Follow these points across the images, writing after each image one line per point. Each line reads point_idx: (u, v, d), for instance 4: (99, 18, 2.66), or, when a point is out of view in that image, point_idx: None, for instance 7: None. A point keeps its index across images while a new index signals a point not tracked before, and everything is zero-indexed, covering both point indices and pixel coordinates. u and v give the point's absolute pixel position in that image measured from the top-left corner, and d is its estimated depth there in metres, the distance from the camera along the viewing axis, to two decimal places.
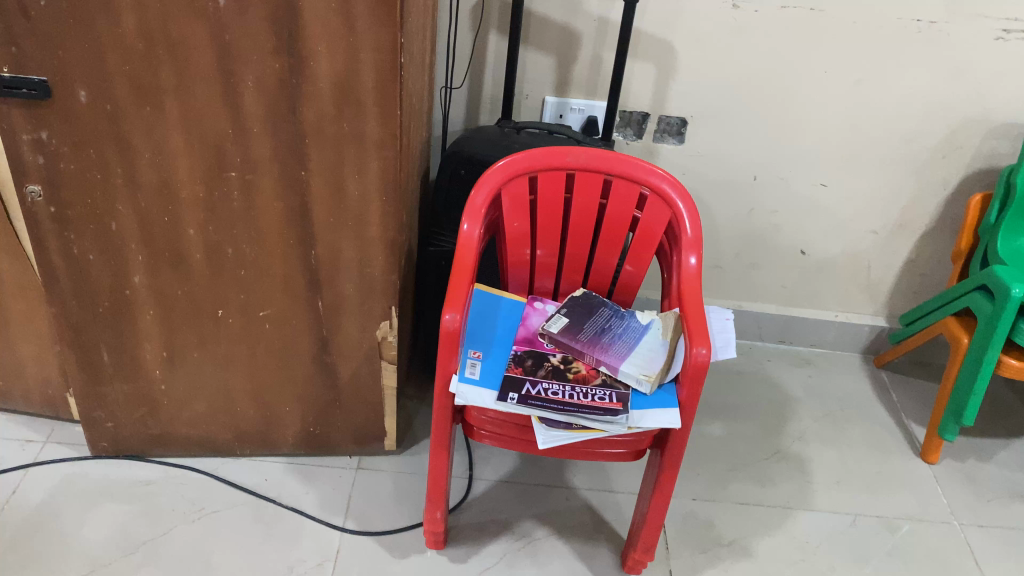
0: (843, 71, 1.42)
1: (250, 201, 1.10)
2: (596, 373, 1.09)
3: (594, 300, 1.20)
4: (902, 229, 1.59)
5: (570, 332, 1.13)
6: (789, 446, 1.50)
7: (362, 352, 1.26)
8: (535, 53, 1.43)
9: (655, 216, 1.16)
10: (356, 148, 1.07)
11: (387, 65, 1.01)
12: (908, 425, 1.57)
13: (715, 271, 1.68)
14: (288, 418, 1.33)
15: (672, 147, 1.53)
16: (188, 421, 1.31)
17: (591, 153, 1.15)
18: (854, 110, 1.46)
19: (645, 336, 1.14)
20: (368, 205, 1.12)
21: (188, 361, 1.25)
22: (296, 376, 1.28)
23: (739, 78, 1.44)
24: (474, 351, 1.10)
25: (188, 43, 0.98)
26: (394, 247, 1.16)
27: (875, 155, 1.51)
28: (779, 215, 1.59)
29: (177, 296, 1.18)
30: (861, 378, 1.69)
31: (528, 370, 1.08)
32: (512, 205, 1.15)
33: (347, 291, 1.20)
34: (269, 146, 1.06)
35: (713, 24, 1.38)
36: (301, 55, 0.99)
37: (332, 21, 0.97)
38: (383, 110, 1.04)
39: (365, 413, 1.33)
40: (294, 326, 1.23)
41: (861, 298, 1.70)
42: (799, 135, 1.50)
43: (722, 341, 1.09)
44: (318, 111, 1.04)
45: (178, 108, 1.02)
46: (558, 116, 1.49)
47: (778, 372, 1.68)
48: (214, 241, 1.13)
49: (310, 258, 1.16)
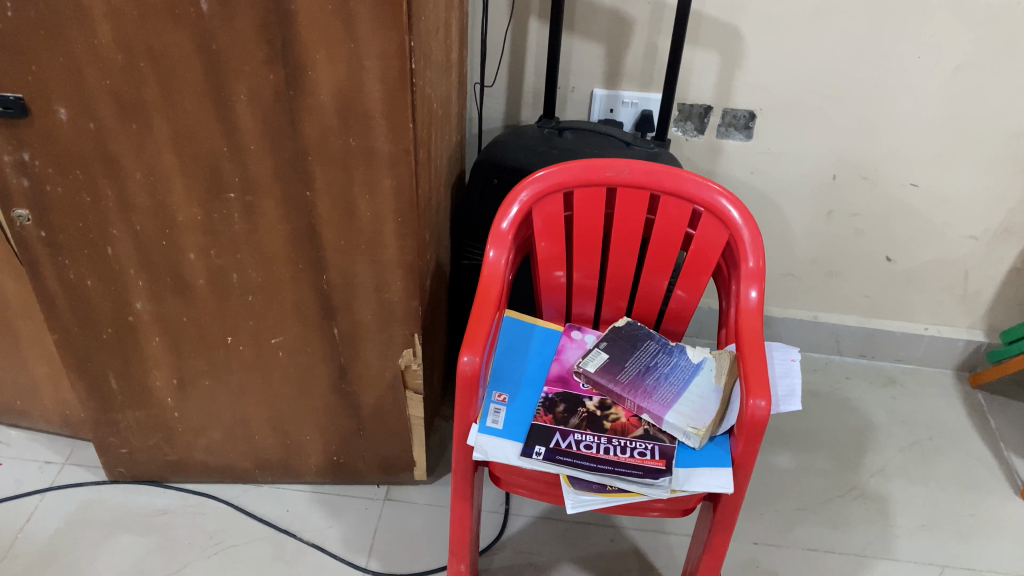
0: (941, 57, 1.22)
1: (253, 224, 1.00)
2: (637, 422, 0.95)
3: (639, 332, 1.06)
4: (1007, 235, 1.39)
5: (609, 372, 1.00)
6: (867, 481, 1.33)
7: (385, 381, 1.15)
8: (581, 42, 1.27)
9: (711, 237, 1.00)
10: (365, 166, 0.95)
11: (395, 73, 0.88)
12: (1008, 458, 1.38)
13: (787, 279, 1.51)
14: (309, 447, 1.23)
15: (738, 143, 1.35)
16: (205, 448, 1.23)
17: (635, 166, 1.00)
18: (955, 100, 1.26)
19: (695, 378, 0.99)
20: (382, 225, 1.00)
21: (200, 389, 1.16)
22: (316, 405, 1.18)
23: (817, 66, 1.25)
24: (500, 393, 0.97)
25: (172, 55, 0.87)
26: (414, 272, 1.04)
27: (978, 152, 1.31)
28: (861, 218, 1.41)
29: (183, 323, 1.09)
30: (954, 400, 1.50)
31: (559, 418, 0.95)
32: (546, 225, 1.02)
33: (365, 318, 1.09)
34: (269, 165, 0.95)
35: (788, 6, 1.20)
36: (298, 64, 0.87)
37: (330, 25, 0.84)
38: (393, 124, 0.92)
39: (391, 443, 1.23)
40: (309, 354, 1.12)
41: (957, 310, 1.50)
42: (888, 129, 1.30)
43: (785, 391, 0.93)
44: (321, 126, 0.92)
45: (167, 126, 0.92)
46: (608, 111, 1.33)
47: (858, 393, 1.50)
48: (218, 266, 1.03)
49: (323, 282, 1.05)
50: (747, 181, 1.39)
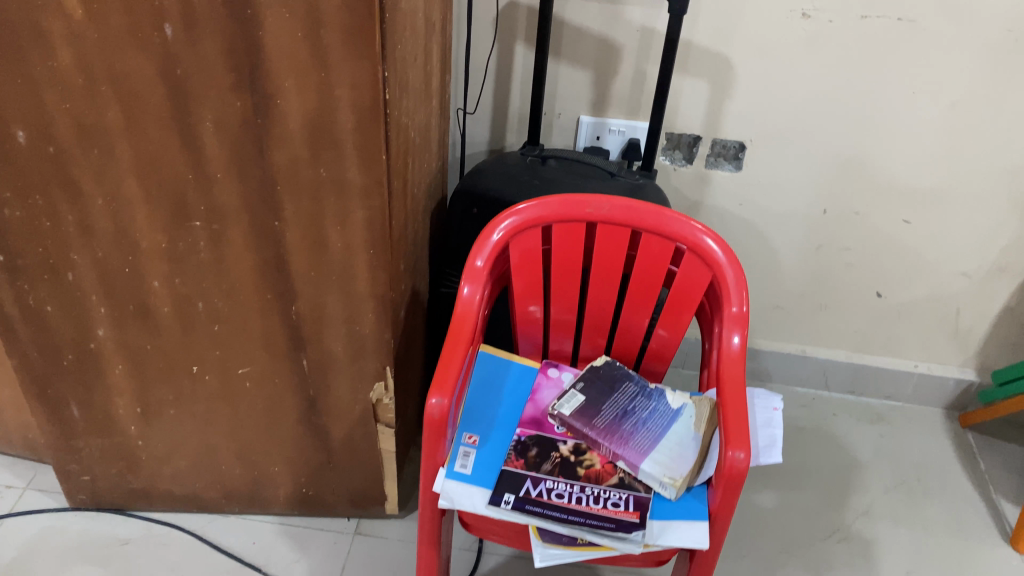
0: (936, 92, 1.19)
1: (219, 253, 0.96)
2: (612, 470, 0.91)
3: (618, 373, 1.02)
4: (1000, 273, 1.36)
5: (584, 415, 0.96)
6: (852, 523, 1.29)
7: (355, 414, 1.12)
8: (568, 68, 1.24)
9: (694, 276, 0.96)
10: (336, 196, 0.92)
11: (368, 103, 0.85)
12: (997, 502, 1.35)
13: (775, 312, 1.48)
14: (277, 479, 1.20)
15: (727, 174, 1.32)
16: (170, 477, 1.20)
17: (615, 203, 0.96)
18: (949, 137, 1.23)
19: (674, 424, 0.95)
20: (353, 257, 0.96)
21: (164, 417, 1.12)
22: (284, 436, 1.14)
23: (809, 97, 1.22)
24: (470, 435, 0.94)
25: (135, 80, 0.83)
26: (386, 305, 1.01)
27: (972, 189, 1.28)
28: (852, 253, 1.38)
29: (147, 351, 1.05)
30: (942, 440, 1.46)
31: (531, 463, 0.91)
32: (523, 260, 0.99)
33: (335, 351, 1.05)
34: (236, 194, 0.91)
35: (780, 37, 1.17)
36: (266, 91, 0.84)
37: (299, 52, 0.81)
38: (365, 155, 0.88)
39: (362, 476, 1.19)
40: (277, 386, 1.09)
41: (947, 348, 1.47)
42: (880, 164, 1.27)
43: (766, 441, 0.89)
44: (290, 156, 0.88)
45: (130, 151, 0.88)
46: (594, 138, 1.30)
47: (845, 430, 1.47)
48: (183, 294, 1.00)
49: (291, 313, 1.01)
50: (736, 213, 1.36)
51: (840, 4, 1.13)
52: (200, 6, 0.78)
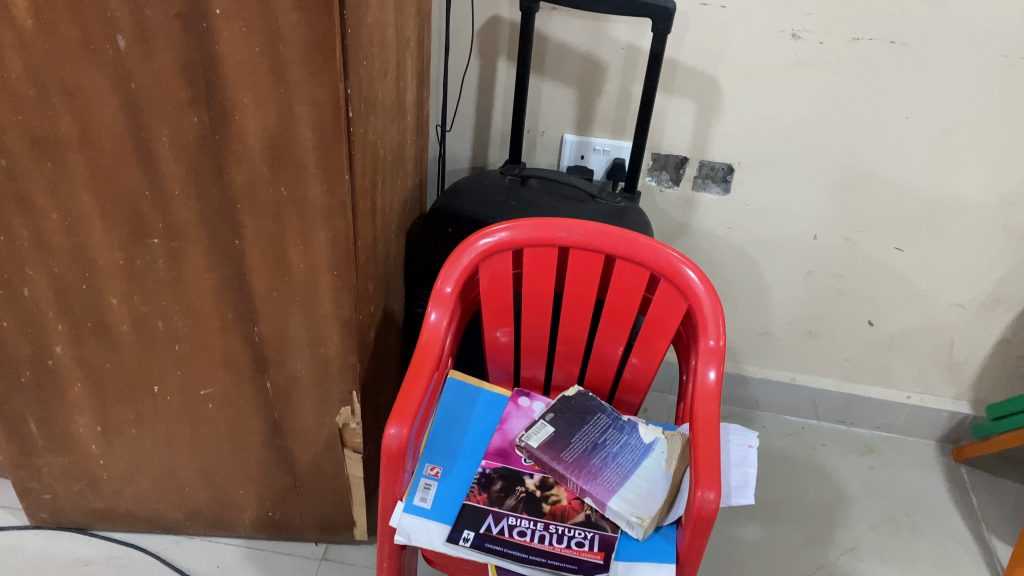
0: (930, 117, 1.16)
1: (178, 271, 0.93)
2: (579, 506, 0.88)
3: (590, 404, 0.98)
4: (996, 304, 1.31)
5: (553, 448, 0.92)
6: (837, 559, 1.25)
7: (321, 438, 1.08)
8: (551, 85, 1.21)
9: (670, 306, 0.93)
10: (298, 216, 0.88)
11: (330, 121, 0.81)
12: (989, 540, 1.31)
13: (764, 338, 1.44)
14: (243, 502, 1.16)
15: (715, 197, 1.28)
16: (132, 498, 1.16)
17: (589, 228, 0.92)
18: (943, 164, 1.19)
19: (645, 459, 0.92)
20: (316, 278, 0.93)
21: (125, 437, 1.09)
22: (249, 459, 1.11)
23: (798, 120, 1.19)
24: (432, 466, 0.90)
25: (88, 92, 0.80)
26: (351, 328, 0.97)
27: (967, 218, 1.24)
28: (843, 280, 1.34)
29: (106, 369, 1.02)
30: (934, 474, 1.42)
31: (494, 498, 0.87)
32: (493, 284, 0.95)
33: (299, 373, 1.02)
34: (194, 211, 0.88)
35: (769, 58, 1.14)
36: (224, 106, 0.81)
37: (257, 68, 0.78)
38: (327, 174, 0.85)
39: (329, 501, 1.16)
40: (241, 408, 1.05)
41: (941, 379, 1.43)
42: (872, 190, 1.24)
43: (738, 481, 0.85)
44: (250, 174, 0.85)
45: (85, 165, 0.85)
46: (578, 157, 1.26)
47: (833, 461, 1.43)
48: (142, 312, 0.97)
49: (254, 334, 0.98)
50: (724, 237, 1.33)
51: (831, 26, 1.10)
52: (153, 18, 0.75)
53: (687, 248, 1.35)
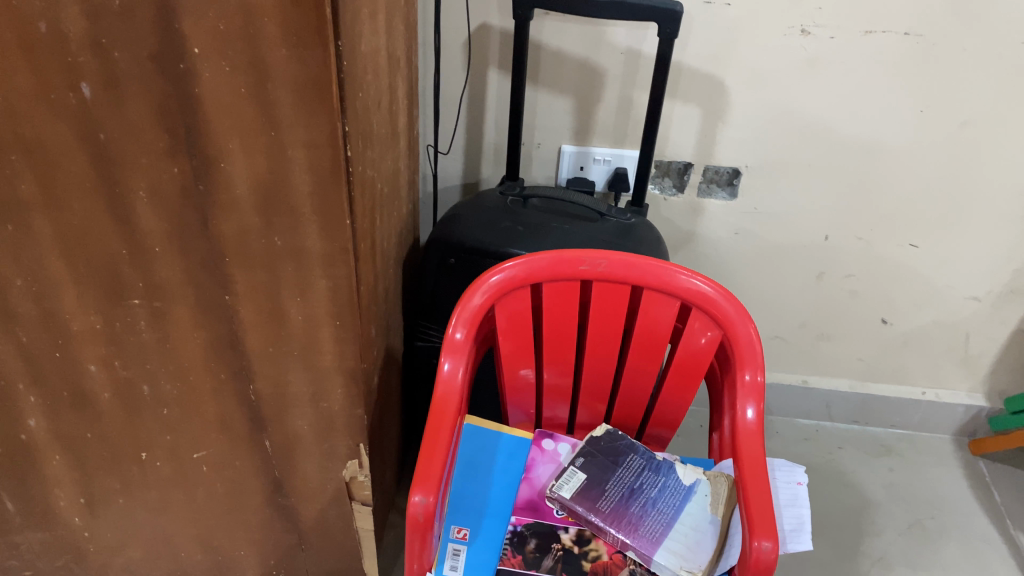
0: (947, 110, 1.10)
1: (163, 332, 0.84)
2: (622, 561, 0.81)
3: (620, 444, 0.92)
4: (1012, 296, 1.27)
5: (587, 497, 0.85)
6: (868, 572, 1.21)
7: (328, 493, 1.00)
8: (547, 95, 1.13)
9: (701, 338, 0.86)
10: (294, 267, 0.80)
11: (328, 164, 0.73)
12: (1016, 538, 1.27)
13: (774, 342, 1.38)
14: (244, 563, 1.08)
15: (721, 202, 1.22)
16: (123, 567, 1.07)
17: (613, 258, 0.86)
18: (959, 157, 1.14)
19: (688, 504, 0.85)
20: (317, 330, 0.85)
21: (112, 507, 1.00)
22: (249, 520, 1.03)
23: (810, 120, 1.12)
24: (459, 528, 0.83)
25: (50, 146, 0.70)
26: (357, 379, 0.89)
27: (983, 212, 1.19)
28: (856, 280, 1.29)
29: (87, 439, 0.92)
30: (953, 470, 1.39)
31: (530, 560, 0.81)
32: (511, 323, 0.88)
33: (301, 430, 0.93)
34: (179, 268, 0.79)
35: (778, 56, 1.07)
36: (208, 154, 0.72)
37: (244, 110, 0.69)
38: (326, 221, 0.77)
39: (338, 556, 1.09)
40: (238, 469, 0.97)
41: (956, 374, 1.39)
42: (886, 188, 1.18)
43: (792, 524, 0.79)
44: (239, 224, 0.77)
45: (51, 226, 0.75)
46: (578, 168, 1.19)
47: (852, 465, 1.38)
48: (125, 378, 0.87)
49: (250, 393, 0.90)
50: (731, 243, 1.26)
51: (843, 20, 1.04)
52: (123, 62, 0.66)
53: (693, 256, 1.29)
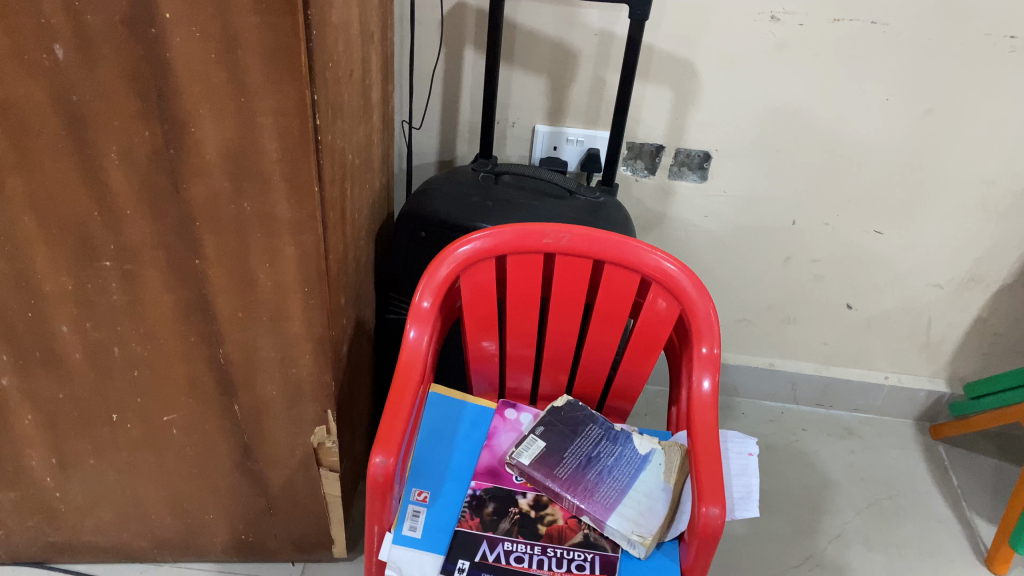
0: (911, 99, 1.13)
1: (134, 294, 0.86)
2: (577, 526, 0.84)
3: (580, 414, 0.94)
4: (973, 283, 1.31)
5: (545, 465, 0.88)
6: (824, 548, 1.24)
7: (296, 459, 1.03)
8: (521, 75, 1.15)
9: (660, 312, 0.89)
10: (263, 233, 0.82)
11: (296, 132, 0.75)
12: (971, 518, 1.31)
13: (741, 324, 1.41)
14: (213, 527, 1.11)
15: (692, 184, 1.24)
16: (94, 529, 1.10)
17: (576, 233, 0.88)
18: (922, 144, 1.17)
19: (642, 472, 0.88)
20: (286, 296, 0.87)
21: (83, 469, 1.02)
22: (218, 484, 1.05)
23: (778, 105, 1.15)
24: (420, 491, 0.86)
25: (23, 107, 0.72)
26: (324, 346, 0.91)
27: (945, 199, 1.22)
28: (821, 264, 1.32)
29: (58, 400, 0.94)
30: (913, 453, 1.42)
31: (488, 522, 0.83)
32: (475, 294, 0.90)
33: (269, 395, 0.96)
34: (150, 231, 0.81)
35: (747, 41, 1.09)
36: (178, 118, 0.73)
37: (214, 76, 0.71)
38: (294, 187, 0.79)
39: (305, 521, 1.11)
40: (207, 433, 0.99)
41: (918, 360, 1.42)
42: (851, 174, 1.21)
43: (741, 492, 0.82)
44: (209, 189, 0.78)
45: (23, 187, 0.77)
46: (551, 148, 1.21)
47: (815, 447, 1.42)
48: (96, 339, 0.89)
49: (219, 357, 0.92)
50: (701, 225, 1.29)
51: (811, 8, 1.06)
52: (95, 25, 0.68)
53: (664, 238, 1.31)
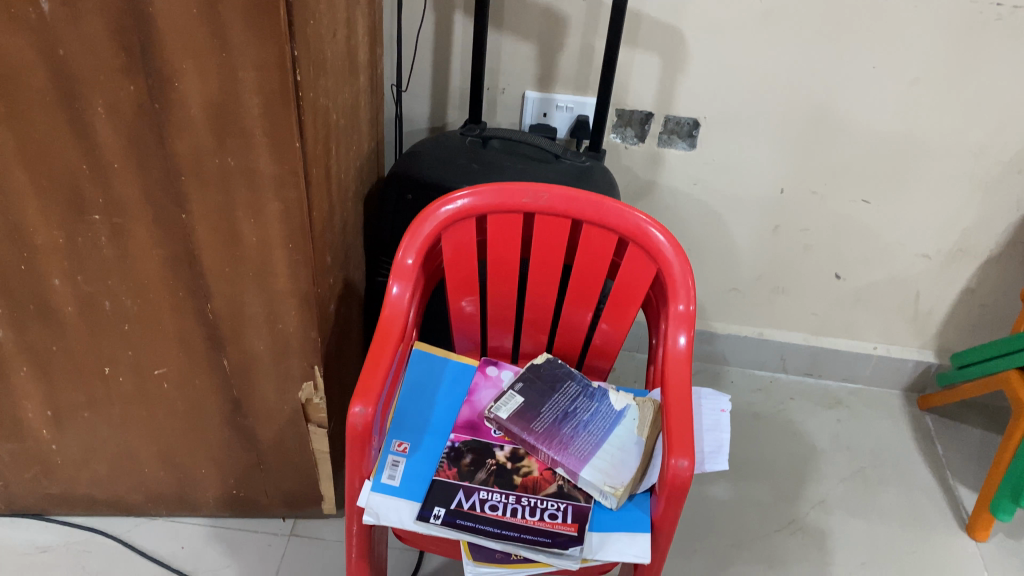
0: (898, 68, 1.14)
1: (123, 248, 0.88)
2: (551, 477, 0.86)
3: (559, 371, 0.96)
4: (961, 254, 1.32)
5: (523, 419, 0.90)
6: (806, 514, 1.26)
7: (284, 415, 1.05)
8: (511, 40, 1.16)
9: (637, 271, 0.91)
10: (247, 188, 0.84)
11: (277, 87, 0.77)
12: (954, 487, 1.32)
13: (731, 294, 1.43)
14: (205, 481, 1.13)
15: (681, 152, 1.25)
16: (90, 481, 1.13)
17: (555, 192, 0.89)
18: (910, 113, 1.18)
19: (617, 427, 0.90)
20: (270, 252, 0.89)
21: (78, 421, 1.05)
22: (209, 439, 1.08)
23: (765, 73, 1.16)
24: (400, 443, 0.88)
25: (12, 60, 0.74)
26: (309, 302, 0.94)
27: (933, 169, 1.23)
28: (810, 234, 1.33)
29: (52, 352, 0.97)
30: (901, 423, 1.44)
31: (464, 472, 0.85)
32: (456, 253, 0.92)
33: (257, 350, 0.98)
34: (137, 185, 0.83)
35: (735, 9, 1.10)
36: (162, 73, 0.75)
37: (196, 32, 0.73)
38: (276, 142, 0.81)
39: (295, 477, 1.14)
40: (198, 387, 1.02)
41: (907, 330, 1.43)
42: (839, 144, 1.22)
43: (712, 447, 0.84)
44: (194, 144, 0.80)
45: (13, 140, 0.79)
46: (541, 115, 1.23)
47: (802, 416, 1.43)
48: (87, 293, 0.92)
49: (207, 312, 0.94)
50: (690, 194, 1.30)
51: None
52: None
53: (653, 206, 1.33)
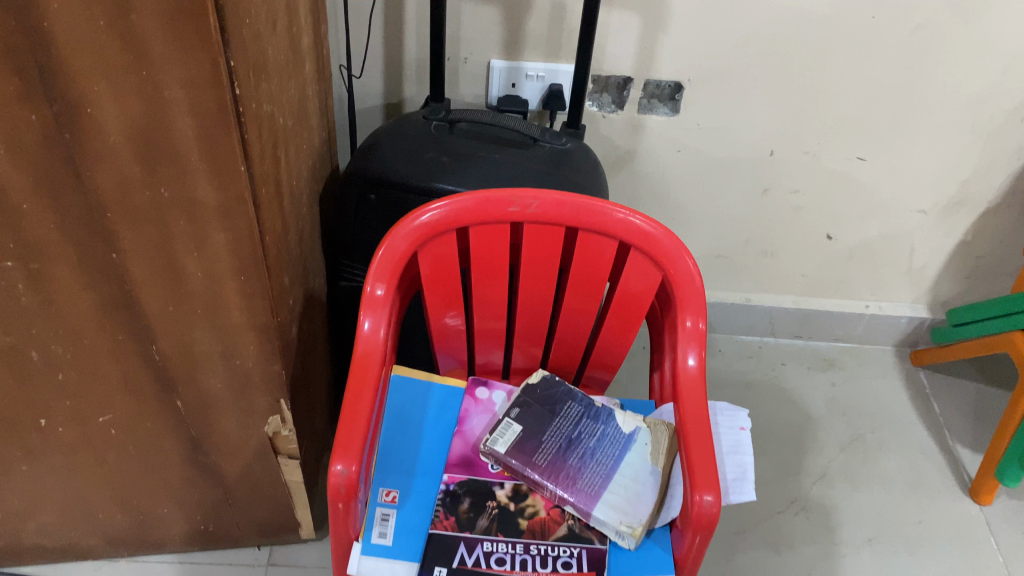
0: (900, 15, 1.03)
1: (46, 295, 0.75)
2: (560, 516, 0.77)
3: (557, 392, 0.87)
4: (958, 207, 1.24)
5: (523, 451, 0.81)
6: (809, 490, 1.21)
7: (251, 449, 0.95)
8: (472, 4, 1.03)
9: (639, 281, 0.81)
10: (187, 219, 0.71)
11: (212, 105, 0.64)
12: (953, 447, 1.28)
13: (718, 260, 1.34)
14: (168, 520, 1.03)
15: (663, 118, 1.15)
16: (38, 531, 1.01)
17: (544, 198, 0.79)
18: (910, 64, 1.08)
19: (628, 453, 0.81)
20: (220, 286, 0.77)
21: (16, 475, 0.93)
22: (169, 479, 0.97)
23: (756, 28, 1.04)
24: (388, 490, 0.78)
25: None
26: (269, 335, 0.82)
27: (932, 121, 1.14)
28: (801, 195, 1.24)
29: None
30: (896, 382, 1.39)
31: (464, 521, 0.76)
32: (436, 270, 0.81)
33: (215, 388, 0.87)
34: (55, 226, 0.69)
35: None
36: (70, 98, 0.61)
37: (107, 47, 0.59)
38: (217, 167, 0.68)
39: (267, 508, 1.04)
40: (150, 430, 0.90)
41: (899, 286, 1.37)
42: (834, 99, 1.12)
43: (735, 474, 0.76)
44: (118, 175, 0.67)
45: None
46: (509, 86, 1.10)
47: (794, 382, 1.37)
48: (9, 345, 0.79)
49: (153, 354, 0.82)
50: (673, 160, 1.20)
51: None
52: None
53: (634, 176, 1.22)
